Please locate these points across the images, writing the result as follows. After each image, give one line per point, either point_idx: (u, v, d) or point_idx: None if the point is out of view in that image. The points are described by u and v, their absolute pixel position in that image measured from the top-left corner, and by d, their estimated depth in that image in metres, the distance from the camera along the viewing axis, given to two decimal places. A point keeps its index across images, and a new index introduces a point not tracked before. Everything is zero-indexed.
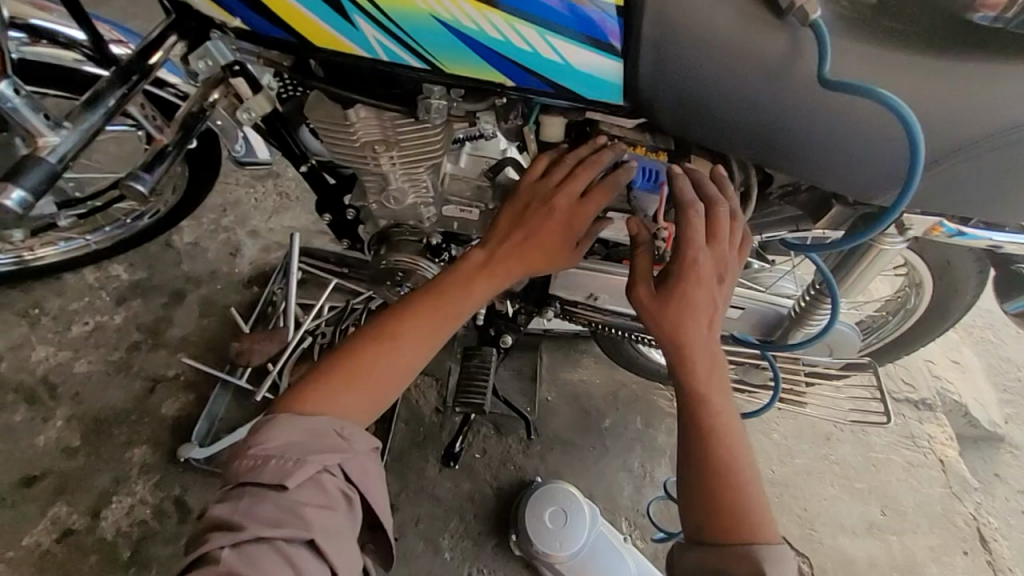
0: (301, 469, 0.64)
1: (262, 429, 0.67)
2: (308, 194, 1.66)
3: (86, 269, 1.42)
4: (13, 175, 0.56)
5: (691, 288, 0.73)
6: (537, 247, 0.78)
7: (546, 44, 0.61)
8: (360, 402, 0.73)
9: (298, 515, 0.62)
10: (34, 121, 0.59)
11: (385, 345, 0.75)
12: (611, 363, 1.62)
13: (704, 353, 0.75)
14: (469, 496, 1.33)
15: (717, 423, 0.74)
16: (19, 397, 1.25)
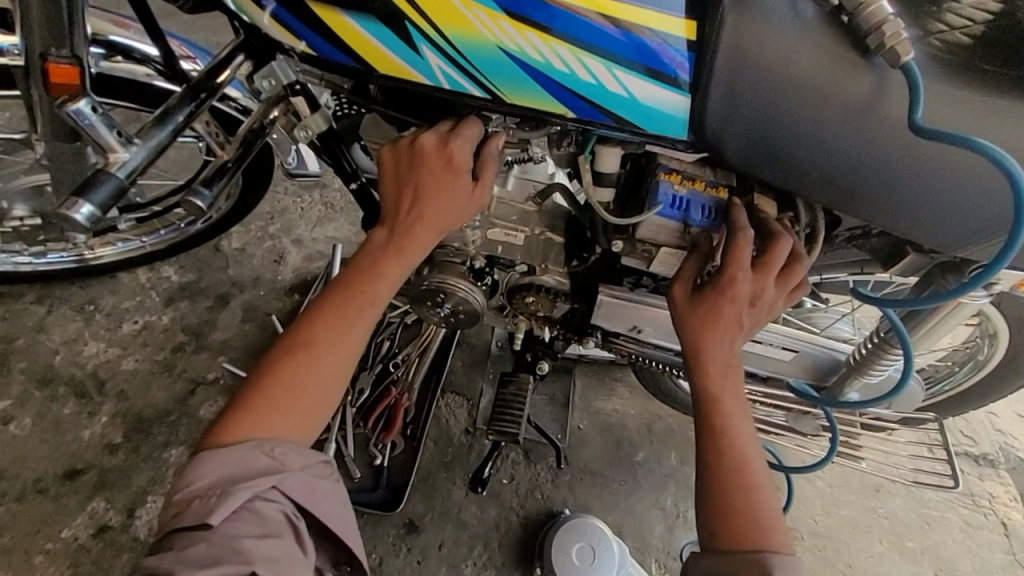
0: (224, 502, 0.62)
1: (188, 469, 0.66)
2: (352, 206, 1.70)
3: (140, 269, 1.47)
4: (84, 190, 0.57)
5: (725, 303, 0.72)
6: (435, 201, 0.75)
7: (612, 77, 0.59)
8: (292, 422, 0.71)
9: (236, 549, 0.59)
10: (108, 137, 0.61)
11: (301, 354, 0.72)
12: (644, 394, 1.58)
13: (725, 365, 0.74)
14: (495, 523, 1.30)
15: (731, 433, 0.73)
16: (69, 390, 1.27)
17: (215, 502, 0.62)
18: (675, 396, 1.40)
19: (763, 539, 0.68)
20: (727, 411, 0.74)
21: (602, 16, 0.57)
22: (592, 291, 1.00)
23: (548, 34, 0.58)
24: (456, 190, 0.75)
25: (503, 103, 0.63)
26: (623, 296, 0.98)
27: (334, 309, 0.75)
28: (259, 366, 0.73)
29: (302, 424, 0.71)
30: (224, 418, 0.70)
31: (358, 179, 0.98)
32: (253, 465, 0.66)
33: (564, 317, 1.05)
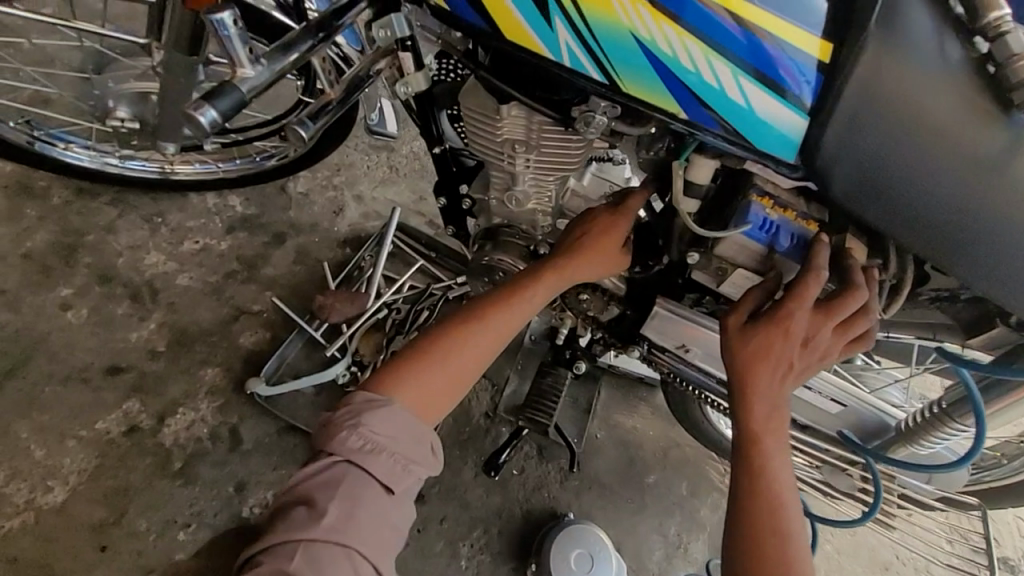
0: (407, 435, 0.75)
1: (368, 409, 0.75)
2: (415, 175, 1.75)
3: (208, 193, 1.52)
4: (210, 97, 0.59)
5: (778, 343, 0.70)
6: (593, 248, 0.88)
7: (736, 85, 0.58)
8: (434, 399, 0.82)
9: (408, 472, 0.74)
10: (239, 50, 0.62)
11: (457, 342, 0.86)
12: (666, 417, 1.57)
13: (769, 404, 0.72)
14: (498, 510, 1.31)
15: (770, 471, 0.72)
16: (125, 292, 1.33)
17: (394, 473, 0.72)
18: (698, 426, 1.37)
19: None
20: (767, 452, 0.72)
21: (745, 23, 0.56)
22: (648, 301, 0.99)
23: (684, 29, 0.57)
24: (609, 250, 0.89)
25: (617, 91, 0.62)
26: (678, 310, 0.96)
27: (488, 313, 0.88)
28: (418, 343, 0.86)
29: (439, 404, 0.83)
30: (385, 372, 0.83)
31: (442, 145, 1.01)
32: (422, 443, 0.76)
33: (608, 321, 1.05)
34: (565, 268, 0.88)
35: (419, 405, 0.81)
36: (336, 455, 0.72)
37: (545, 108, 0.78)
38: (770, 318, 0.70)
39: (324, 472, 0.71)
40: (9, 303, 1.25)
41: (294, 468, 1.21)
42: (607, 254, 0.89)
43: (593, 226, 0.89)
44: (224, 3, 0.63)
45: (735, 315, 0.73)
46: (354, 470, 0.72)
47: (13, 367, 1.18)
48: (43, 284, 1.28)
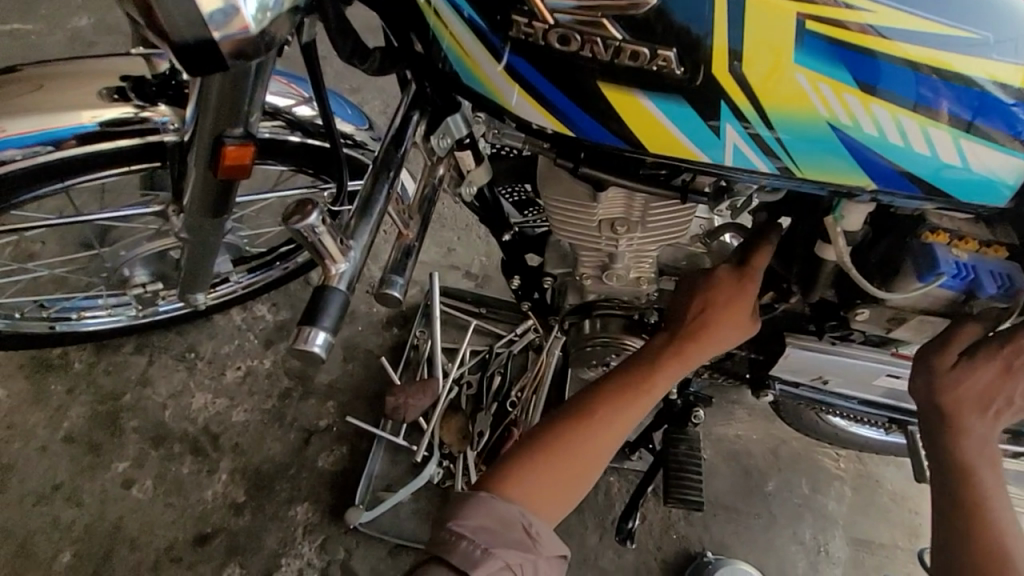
0: (490, 510, 0.67)
1: (463, 502, 0.67)
2: (436, 226, 1.64)
3: (233, 309, 1.39)
4: (313, 316, 0.49)
5: (996, 380, 0.66)
6: (717, 321, 0.77)
7: (953, 147, 0.55)
8: (550, 502, 0.71)
9: (496, 554, 0.63)
10: (329, 244, 0.51)
11: (580, 439, 0.74)
12: (766, 414, 1.49)
13: (984, 441, 0.67)
14: (634, 569, 1.23)
15: (987, 509, 0.65)
16: (184, 448, 1.22)
17: (477, 562, 0.62)
18: (815, 426, 1.30)
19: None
20: (983, 490, 0.65)
21: (967, 81, 0.54)
22: (776, 340, 0.89)
23: (895, 106, 0.54)
24: (737, 318, 0.77)
25: (797, 179, 0.59)
26: (816, 346, 0.87)
27: (614, 401, 0.76)
28: (535, 435, 0.75)
29: (554, 507, 0.71)
30: (498, 469, 0.73)
31: (512, 230, 0.91)
32: (519, 531, 0.67)
33: (717, 361, 0.98)
34: (683, 344, 0.77)
35: (533, 509, 0.70)
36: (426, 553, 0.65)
37: (657, 187, 0.67)
38: (984, 354, 0.66)
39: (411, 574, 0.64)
40: (66, 498, 1.13)
41: None
42: (727, 325, 0.77)
43: (714, 288, 0.77)
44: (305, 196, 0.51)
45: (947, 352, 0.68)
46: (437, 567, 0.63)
47: (97, 568, 1.08)
48: (96, 466, 1.17)
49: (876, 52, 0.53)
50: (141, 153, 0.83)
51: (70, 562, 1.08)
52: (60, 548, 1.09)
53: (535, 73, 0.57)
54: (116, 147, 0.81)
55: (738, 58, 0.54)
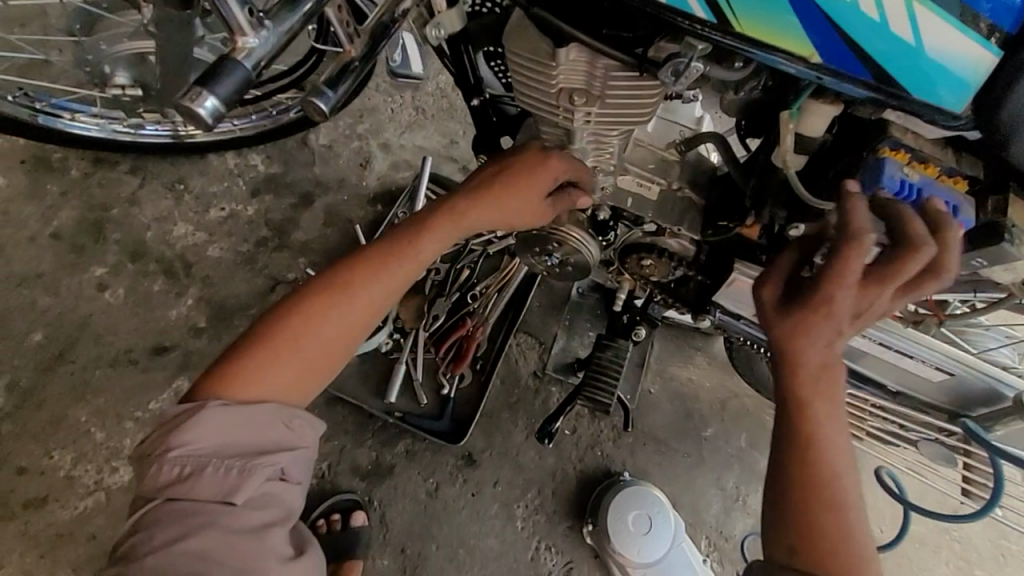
0: (234, 431, 0.68)
1: (183, 425, 0.67)
2: (443, 115, 1.61)
3: (228, 153, 1.42)
4: (210, 78, 0.49)
5: (828, 306, 0.62)
6: (501, 201, 0.78)
7: (905, 18, 0.53)
8: (285, 384, 0.72)
9: (247, 472, 0.66)
10: (238, 15, 0.51)
11: (305, 320, 0.73)
12: (725, 366, 1.49)
13: (821, 360, 0.64)
14: (551, 472, 1.27)
15: (816, 439, 0.64)
16: (158, 268, 1.28)
17: (230, 485, 0.65)
18: (765, 382, 1.29)
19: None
20: (817, 417, 0.64)
21: None
22: (726, 266, 0.88)
23: None
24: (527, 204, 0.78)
25: (738, 37, 0.55)
26: (761, 280, 0.85)
27: (352, 278, 0.76)
28: (259, 327, 0.74)
29: (296, 389, 0.73)
30: (221, 368, 0.72)
31: (482, 96, 0.88)
32: (268, 427, 0.69)
33: (670, 284, 0.96)
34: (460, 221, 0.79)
35: (274, 394, 0.71)
36: (155, 496, 0.66)
37: (614, 51, 0.64)
38: (806, 300, 0.64)
39: (144, 516, 0.66)
40: (46, 286, 1.22)
41: (346, 438, 1.22)
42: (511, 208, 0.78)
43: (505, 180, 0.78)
44: None
45: (769, 290, 0.68)
46: (183, 500, 0.65)
47: (63, 351, 1.17)
48: (76, 265, 1.25)
49: None
50: None
51: (41, 341, 1.18)
52: (34, 328, 1.18)
53: None
54: None
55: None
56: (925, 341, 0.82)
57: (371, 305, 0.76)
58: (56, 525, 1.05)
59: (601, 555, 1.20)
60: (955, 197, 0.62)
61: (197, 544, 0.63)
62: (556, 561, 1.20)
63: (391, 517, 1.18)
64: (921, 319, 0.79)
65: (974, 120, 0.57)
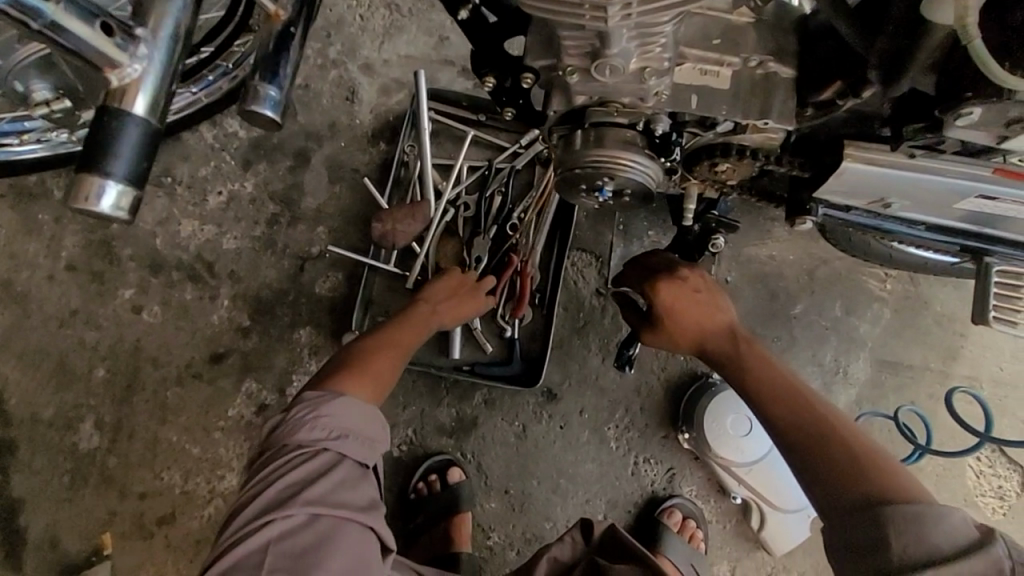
0: (361, 414, 0.81)
1: (320, 403, 0.80)
2: (422, 6, 1.32)
3: (201, 126, 1.25)
4: (96, 164, 0.43)
5: (710, 304, 0.77)
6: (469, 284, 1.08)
7: None
8: (372, 387, 0.87)
9: (374, 447, 0.81)
10: (98, 44, 0.45)
11: (385, 350, 0.93)
12: (808, 233, 1.32)
13: (739, 345, 0.76)
14: (636, 388, 1.22)
15: (798, 408, 0.69)
16: (182, 275, 1.21)
17: (363, 453, 0.79)
18: (862, 245, 1.11)
19: (893, 488, 0.61)
20: (769, 379, 0.72)
21: None
22: (833, 149, 0.67)
23: None
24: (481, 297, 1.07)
25: None
26: (887, 162, 0.64)
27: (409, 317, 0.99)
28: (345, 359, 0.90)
29: (377, 391, 0.88)
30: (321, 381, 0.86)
31: (469, 4, 0.68)
32: (377, 423, 0.82)
33: (750, 179, 0.78)
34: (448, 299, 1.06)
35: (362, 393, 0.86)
36: (298, 451, 0.77)
37: None
38: (667, 307, 0.77)
39: (288, 463, 0.76)
40: (86, 321, 1.18)
41: (423, 401, 1.19)
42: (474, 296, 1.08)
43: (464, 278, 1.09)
44: None
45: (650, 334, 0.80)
46: (321, 458, 0.77)
47: (130, 381, 1.16)
48: (104, 293, 1.19)
49: None
50: None
51: (106, 375, 1.16)
52: (93, 364, 1.17)
53: None
54: None
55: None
56: None
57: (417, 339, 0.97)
58: (193, 533, 1.13)
59: (703, 458, 1.19)
60: None
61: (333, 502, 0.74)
62: (658, 470, 1.20)
63: (487, 464, 1.18)
64: None
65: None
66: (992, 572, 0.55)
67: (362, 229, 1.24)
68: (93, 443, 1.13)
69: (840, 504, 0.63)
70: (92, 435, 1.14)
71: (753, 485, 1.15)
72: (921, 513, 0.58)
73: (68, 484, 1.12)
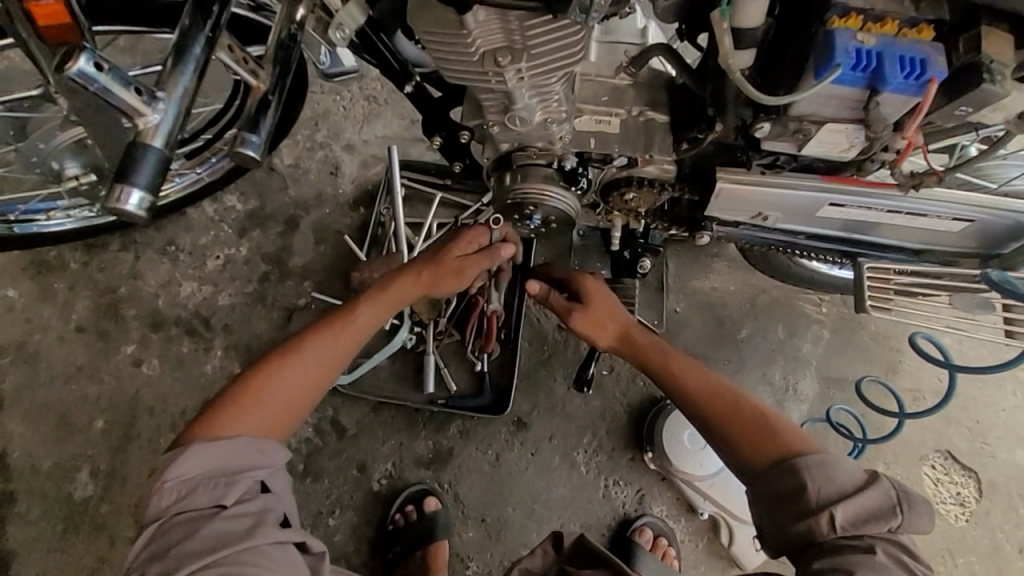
0: (217, 447, 0.68)
1: (172, 459, 0.67)
2: (396, 97, 1.56)
3: (204, 202, 1.43)
4: (126, 177, 0.52)
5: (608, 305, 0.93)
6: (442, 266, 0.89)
7: None
8: (270, 419, 0.74)
9: (235, 475, 0.67)
10: (126, 97, 0.53)
11: (284, 370, 0.76)
12: (745, 265, 1.48)
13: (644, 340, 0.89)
14: (600, 413, 1.30)
15: (704, 390, 0.80)
16: (181, 330, 1.33)
17: (224, 490, 0.66)
18: (785, 269, 1.27)
19: (796, 446, 0.73)
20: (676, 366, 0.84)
21: None
22: (710, 176, 0.84)
23: None
24: (462, 266, 0.90)
25: None
26: (749, 180, 0.80)
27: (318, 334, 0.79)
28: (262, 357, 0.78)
29: (277, 422, 0.74)
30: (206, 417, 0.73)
31: (413, 80, 0.85)
32: (248, 449, 0.69)
33: (659, 208, 0.93)
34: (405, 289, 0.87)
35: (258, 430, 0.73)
36: (159, 520, 0.66)
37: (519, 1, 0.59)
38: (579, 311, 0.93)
39: (152, 540, 0.65)
40: (90, 377, 1.29)
41: (401, 435, 1.28)
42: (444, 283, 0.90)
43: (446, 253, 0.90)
44: (79, 46, 0.51)
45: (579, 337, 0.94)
46: (182, 516, 0.65)
47: (127, 430, 1.26)
48: (108, 350, 1.31)
49: None
50: None
51: (104, 426, 1.26)
52: (93, 416, 1.26)
53: None
54: None
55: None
56: (932, 195, 0.79)
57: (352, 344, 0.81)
58: None
59: (667, 477, 1.25)
60: (918, 52, 0.54)
61: (202, 553, 0.63)
62: (628, 492, 1.26)
63: (464, 493, 1.25)
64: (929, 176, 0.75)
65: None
66: (887, 506, 0.66)
67: (343, 283, 1.39)
68: (87, 491, 1.21)
69: (757, 466, 0.73)
70: (87, 483, 1.22)
71: (716, 499, 1.21)
72: (820, 461, 0.69)
73: (61, 533, 1.19)
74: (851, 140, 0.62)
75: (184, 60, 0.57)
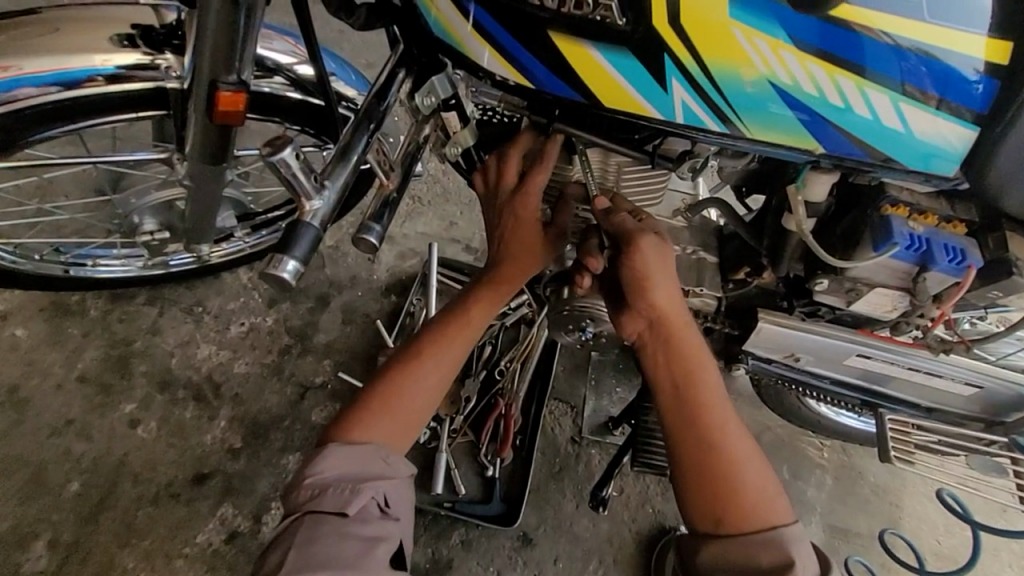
0: (355, 448, 0.70)
1: (311, 460, 0.68)
2: (440, 198, 1.65)
3: (241, 268, 1.43)
4: (288, 246, 0.61)
5: (651, 288, 0.75)
6: (524, 233, 0.79)
7: (894, 111, 0.62)
8: (401, 428, 0.74)
9: (366, 486, 0.67)
10: (304, 183, 0.62)
11: (403, 381, 0.75)
12: (754, 400, 1.52)
13: (666, 345, 0.76)
14: (608, 538, 1.25)
15: (715, 427, 0.73)
16: (188, 394, 1.28)
17: (347, 498, 0.65)
18: (793, 410, 1.33)
19: (772, 514, 0.70)
20: (701, 391, 0.74)
21: (911, 45, 0.59)
22: (750, 314, 0.91)
23: (833, 66, 0.61)
24: (535, 232, 0.79)
25: (747, 138, 0.66)
26: (789, 324, 0.89)
27: (431, 347, 0.79)
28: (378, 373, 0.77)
29: (406, 433, 0.74)
30: (342, 423, 0.73)
31: None
32: (376, 460, 0.70)
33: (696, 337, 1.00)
34: (507, 276, 0.81)
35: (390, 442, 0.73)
36: (291, 515, 0.66)
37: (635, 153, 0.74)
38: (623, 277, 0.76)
39: (278, 536, 0.65)
40: (78, 432, 1.21)
41: None
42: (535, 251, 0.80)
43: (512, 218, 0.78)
44: (286, 137, 0.61)
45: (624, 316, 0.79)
46: (308, 518, 0.64)
47: (103, 497, 1.16)
48: (106, 405, 1.25)
49: (816, 63, 0.61)
50: (150, 99, 0.89)
51: (79, 490, 1.16)
52: (70, 477, 1.17)
53: (501, 29, 0.65)
54: (126, 91, 0.87)
55: (677, 11, 0.60)
56: (946, 359, 0.88)
57: (466, 336, 0.81)
58: None
59: None
60: (958, 243, 0.70)
61: (321, 559, 0.61)
62: None
63: None
64: (949, 347, 0.84)
65: (961, 175, 0.66)
66: None
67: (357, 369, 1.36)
68: (40, 565, 1.10)
69: (736, 528, 0.69)
70: (41, 555, 1.10)
71: None
72: (792, 540, 0.68)
73: None
74: (894, 304, 0.79)
75: (350, 156, 0.68)
